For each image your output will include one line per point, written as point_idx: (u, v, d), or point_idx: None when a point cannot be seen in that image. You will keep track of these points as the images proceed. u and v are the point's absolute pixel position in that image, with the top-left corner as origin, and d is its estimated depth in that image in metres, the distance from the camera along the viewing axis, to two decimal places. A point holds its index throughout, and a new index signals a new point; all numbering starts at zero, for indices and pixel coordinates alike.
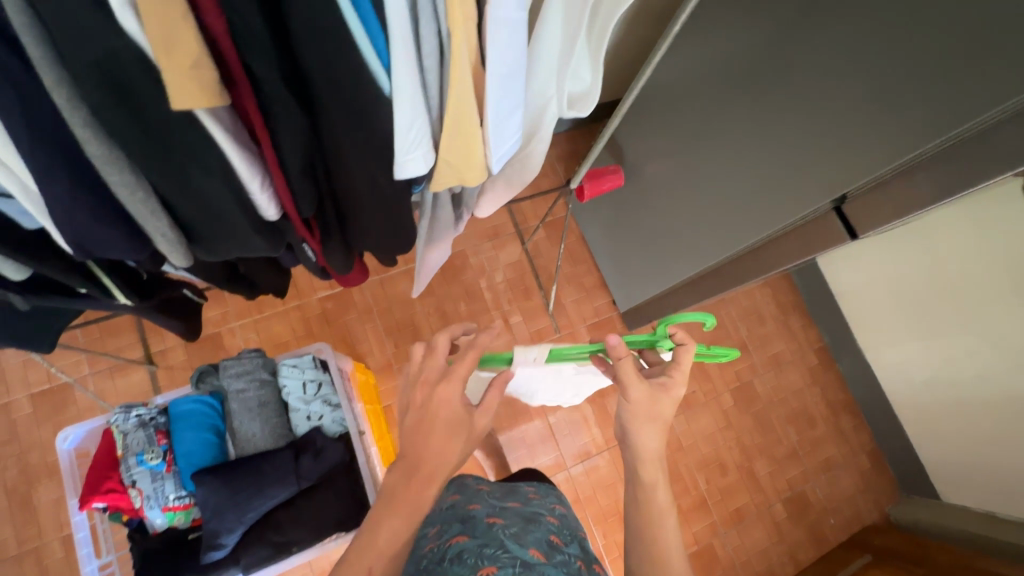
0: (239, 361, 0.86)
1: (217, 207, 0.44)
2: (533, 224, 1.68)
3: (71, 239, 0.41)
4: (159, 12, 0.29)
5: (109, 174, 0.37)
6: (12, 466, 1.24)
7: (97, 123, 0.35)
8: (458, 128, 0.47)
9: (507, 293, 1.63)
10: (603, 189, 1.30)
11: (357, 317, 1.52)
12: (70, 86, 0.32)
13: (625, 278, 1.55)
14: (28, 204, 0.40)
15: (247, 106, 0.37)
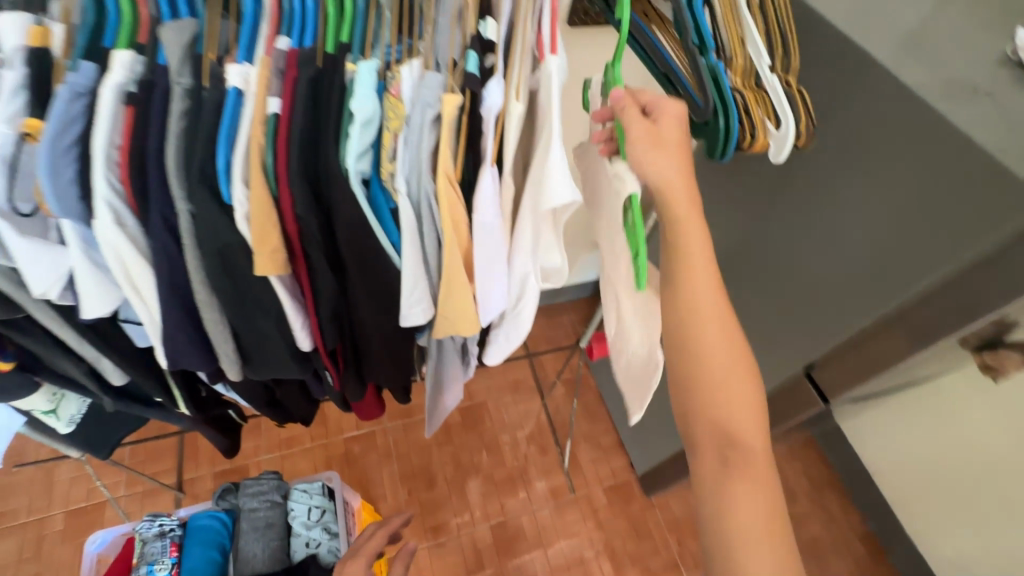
0: (258, 481, 1.01)
1: (270, 339, 0.61)
2: (552, 379, 1.79)
3: (168, 354, 0.57)
4: (259, 222, 0.50)
5: (206, 311, 0.55)
6: None
7: (208, 282, 0.53)
8: (455, 295, 0.63)
9: (524, 446, 1.67)
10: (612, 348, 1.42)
11: (376, 459, 1.59)
12: (202, 260, 0.52)
13: (641, 439, 1.58)
14: (150, 333, 0.57)
15: (301, 273, 0.56)
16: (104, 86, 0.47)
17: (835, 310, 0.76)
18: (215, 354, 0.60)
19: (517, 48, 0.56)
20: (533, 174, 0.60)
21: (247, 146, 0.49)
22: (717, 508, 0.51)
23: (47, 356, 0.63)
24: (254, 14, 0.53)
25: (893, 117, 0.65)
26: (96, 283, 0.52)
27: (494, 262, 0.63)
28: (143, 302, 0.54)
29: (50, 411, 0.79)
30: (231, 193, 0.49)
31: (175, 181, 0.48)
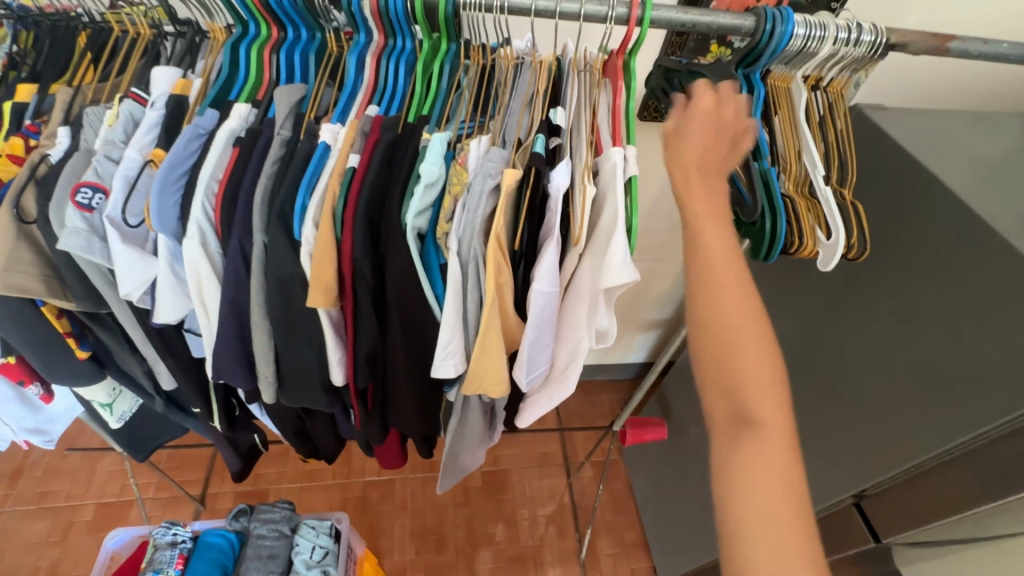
0: (272, 509, 1.09)
1: (308, 369, 0.64)
2: (581, 458, 1.72)
3: (216, 368, 0.62)
4: (319, 258, 0.54)
5: (256, 334, 0.60)
6: (43, 568, 1.33)
7: (264, 307, 0.58)
8: (493, 355, 0.63)
9: (540, 529, 1.58)
10: (646, 437, 1.37)
11: (390, 509, 1.57)
12: (263, 286, 0.57)
13: (669, 543, 1.46)
14: (206, 346, 0.63)
15: (349, 311, 0.60)
16: (220, 132, 0.56)
17: (887, 436, 0.70)
18: (255, 375, 0.64)
19: (580, 137, 0.61)
20: (591, 246, 0.62)
21: (324, 192, 0.55)
22: (731, 494, 0.40)
23: (119, 350, 0.70)
24: (354, 85, 0.61)
25: (958, 243, 0.63)
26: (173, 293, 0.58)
27: (539, 329, 0.63)
28: (206, 316, 0.60)
29: (106, 405, 0.85)
30: (301, 231, 0.55)
31: (258, 217, 0.55)
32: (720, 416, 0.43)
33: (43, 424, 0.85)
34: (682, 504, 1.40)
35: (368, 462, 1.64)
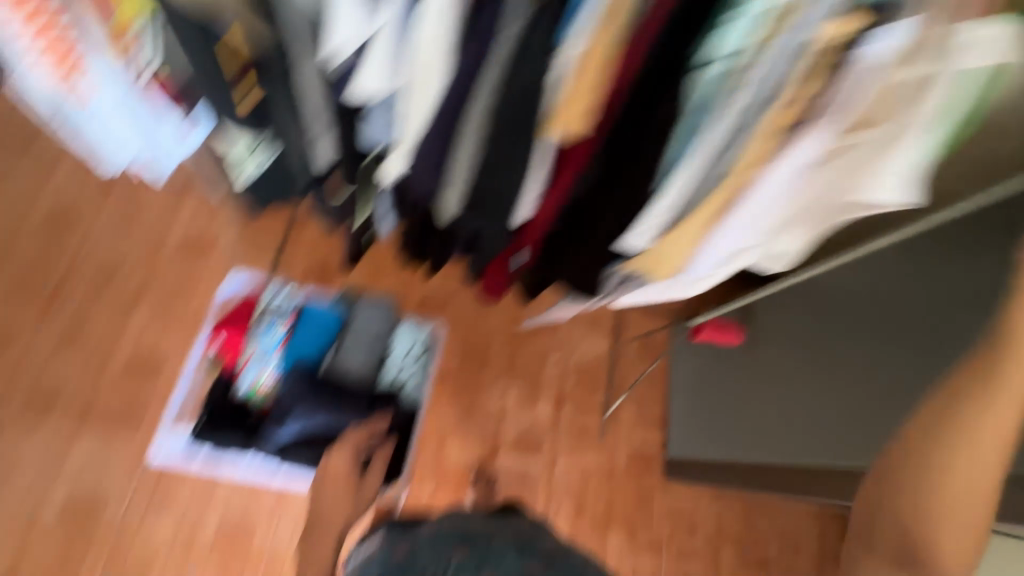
0: (365, 308, 1.52)
1: (500, 181, 0.83)
2: (631, 334, 1.83)
3: (410, 162, 0.88)
4: (569, 104, 0.72)
5: (489, 172, 0.83)
6: (135, 275, 1.62)
7: (485, 110, 0.75)
8: (675, 228, 0.86)
9: (574, 377, 1.77)
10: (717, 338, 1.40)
11: (449, 319, 1.73)
12: (481, 110, 0.76)
13: (696, 428, 1.65)
14: (396, 152, 0.87)
15: (569, 177, 0.84)
16: None
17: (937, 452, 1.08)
18: (444, 164, 0.85)
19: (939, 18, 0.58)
20: (874, 137, 0.71)
21: (701, 74, 0.66)
22: None
23: (308, 116, 0.83)
24: None
25: None
26: (422, 120, 0.80)
27: (732, 233, 0.87)
28: (410, 125, 0.81)
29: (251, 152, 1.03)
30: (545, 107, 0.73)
31: (550, 104, 0.73)
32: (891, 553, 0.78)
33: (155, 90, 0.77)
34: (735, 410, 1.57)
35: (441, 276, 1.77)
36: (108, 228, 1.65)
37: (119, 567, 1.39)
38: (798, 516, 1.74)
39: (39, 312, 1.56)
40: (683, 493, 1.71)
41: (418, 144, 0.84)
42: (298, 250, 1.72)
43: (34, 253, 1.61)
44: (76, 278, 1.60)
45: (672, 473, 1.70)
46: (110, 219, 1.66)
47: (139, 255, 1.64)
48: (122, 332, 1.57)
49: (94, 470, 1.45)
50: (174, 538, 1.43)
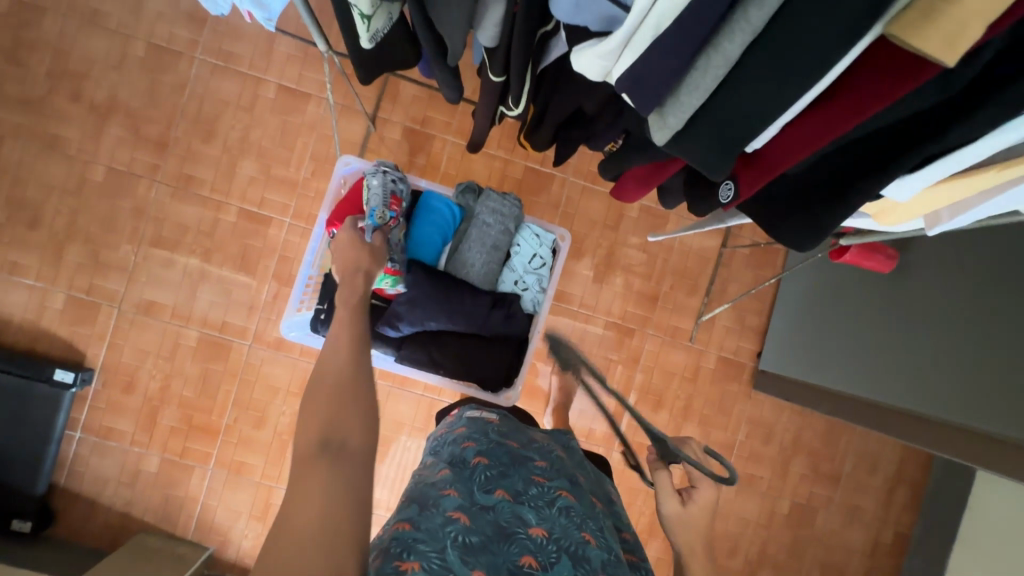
0: (500, 202, 1.17)
1: (748, 125, 0.53)
2: (744, 238, 1.67)
3: (631, 72, 0.54)
4: (935, 19, 0.42)
5: (766, 98, 0.50)
6: (235, 130, 1.59)
7: (771, 22, 0.46)
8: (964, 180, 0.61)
9: (674, 277, 1.67)
10: (861, 263, 1.25)
11: (550, 203, 1.64)
12: (767, 23, 0.46)
13: (789, 349, 1.57)
14: (608, 49, 0.55)
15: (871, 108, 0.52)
16: None
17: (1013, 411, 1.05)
18: (673, 92, 0.54)
19: None
20: None
21: None
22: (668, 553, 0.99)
23: None
24: None
25: None
26: (673, 10, 0.49)
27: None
28: (654, 24, 0.50)
29: (364, 17, 0.67)
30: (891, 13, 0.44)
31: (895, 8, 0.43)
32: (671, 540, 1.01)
33: None
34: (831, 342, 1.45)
35: (544, 154, 1.64)
36: (204, 75, 1.57)
37: (249, 397, 1.60)
38: (881, 441, 1.72)
39: (149, 158, 1.57)
40: (765, 404, 1.70)
41: (646, 53, 0.52)
42: (395, 111, 1.60)
43: (134, 93, 1.56)
44: (179, 125, 1.58)
45: (758, 384, 1.68)
46: (204, 62, 1.57)
47: (237, 104, 1.58)
48: (229, 186, 1.59)
49: (219, 313, 1.59)
50: (293, 379, 1.61)
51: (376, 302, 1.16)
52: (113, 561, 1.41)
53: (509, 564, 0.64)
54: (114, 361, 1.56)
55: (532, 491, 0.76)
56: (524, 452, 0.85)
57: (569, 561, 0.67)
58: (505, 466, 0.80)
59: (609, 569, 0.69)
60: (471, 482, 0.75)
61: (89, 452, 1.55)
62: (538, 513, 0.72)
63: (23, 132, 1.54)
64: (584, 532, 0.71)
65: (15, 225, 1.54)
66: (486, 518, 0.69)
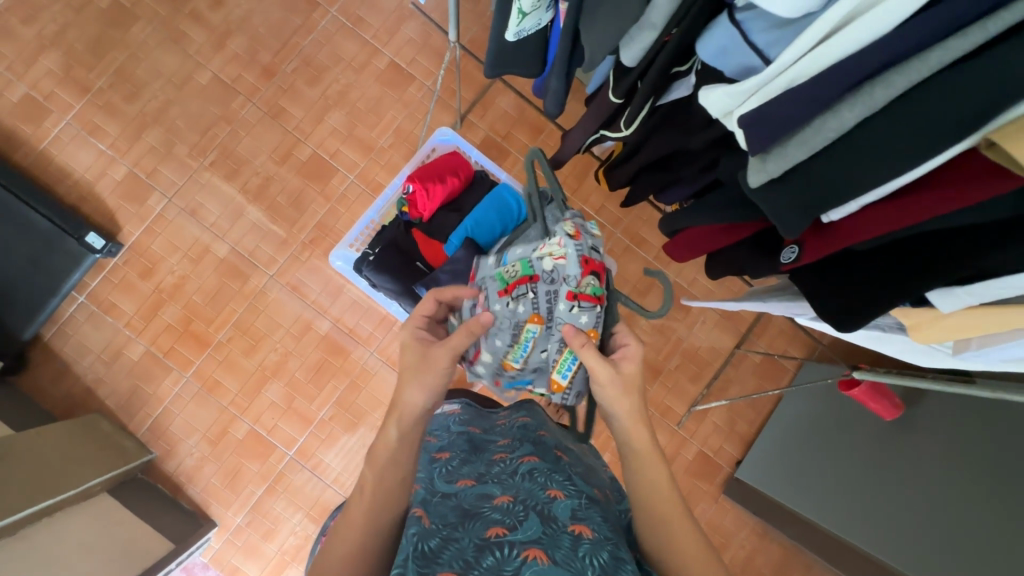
0: None
1: (837, 187, 0.57)
2: (759, 346, 1.70)
3: (750, 115, 0.60)
4: None
5: (858, 172, 0.56)
6: (339, 84, 1.70)
7: (889, 104, 0.53)
8: (1007, 311, 0.61)
9: (681, 358, 1.70)
10: (867, 402, 1.32)
11: None
12: (888, 102, 0.53)
13: (768, 461, 1.60)
14: (738, 91, 0.63)
15: (934, 212, 0.56)
16: None
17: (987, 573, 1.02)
18: (782, 141, 0.59)
19: None
20: None
21: None
22: (610, 396, 0.82)
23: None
24: None
25: None
26: (811, 70, 0.56)
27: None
28: (789, 77, 0.57)
29: (522, 14, 0.78)
30: (996, 122, 0.49)
31: (995, 123, 0.49)
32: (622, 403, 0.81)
33: None
34: (813, 471, 1.47)
35: (602, 203, 1.71)
36: (331, 29, 1.70)
37: (249, 323, 1.62)
38: None
39: (253, 81, 1.68)
40: (729, 515, 1.68)
41: (771, 100, 0.59)
42: (484, 118, 1.70)
43: (265, 22, 1.69)
44: (291, 63, 1.69)
45: (728, 491, 1.67)
46: (336, 19, 1.70)
47: (349, 63, 1.70)
48: (312, 130, 1.68)
49: (254, 238, 1.64)
50: (295, 322, 1.63)
51: (418, 263, 1.18)
52: (61, 428, 1.40)
53: (476, 537, 0.59)
54: (143, 244, 1.61)
55: (494, 470, 0.77)
56: (486, 440, 0.89)
57: (536, 517, 0.63)
58: (465, 457, 0.82)
59: (581, 514, 0.66)
60: (432, 478, 0.76)
61: (84, 319, 1.58)
62: (502, 485, 0.71)
63: (156, 20, 1.66)
64: (550, 491, 0.69)
65: (113, 94, 1.63)
66: (449, 506, 0.67)
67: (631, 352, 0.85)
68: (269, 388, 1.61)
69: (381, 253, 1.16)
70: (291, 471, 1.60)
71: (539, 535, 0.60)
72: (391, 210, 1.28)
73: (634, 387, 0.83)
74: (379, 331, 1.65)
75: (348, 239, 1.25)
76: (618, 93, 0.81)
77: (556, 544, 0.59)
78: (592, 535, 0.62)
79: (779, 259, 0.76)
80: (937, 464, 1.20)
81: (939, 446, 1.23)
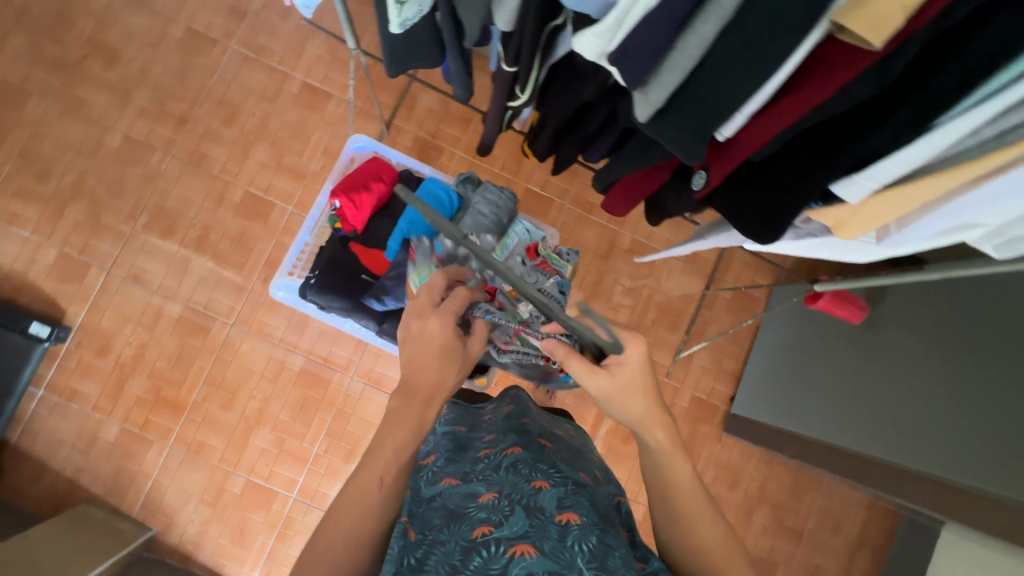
0: (498, 193, 1.16)
1: (716, 104, 0.59)
2: (727, 282, 1.73)
3: (619, 51, 0.59)
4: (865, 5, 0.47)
5: (729, 86, 0.58)
6: (256, 117, 1.65)
7: (739, 10, 0.53)
8: (905, 189, 0.65)
9: (656, 311, 1.72)
10: (835, 310, 1.37)
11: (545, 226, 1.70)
12: (737, 9, 0.53)
13: (759, 392, 1.64)
14: (603, 27, 0.61)
15: (805, 106, 0.59)
16: None
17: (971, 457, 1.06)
18: (654, 71, 0.60)
19: None
20: None
21: None
22: (624, 400, 0.74)
23: None
24: None
25: None
26: None
27: (979, 202, 0.62)
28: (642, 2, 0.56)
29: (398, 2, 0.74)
30: (835, 5, 0.48)
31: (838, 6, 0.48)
32: (634, 409, 0.74)
33: None
34: (802, 390, 1.51)
35: (546, 178, 1.71)
36: (234, 62, 1.65)
37: (221, 376, 1.58)
38: (845, 505, 1.72)
39: (166, 133, 1.63)
40: (734, 450, 1.71)
41: (634, 29, 0.57)
42: (410, 119, 1.68)
43: (166, 71, 1.64)
44: (201, 106, 1.64)
45: (728, 426, 1.70)
46: (237, 51, 1.65)
47: (261, 94, 1.66)
48: (239, 170, 1.64)
49: (206, 290, 1.60)
50: (267, 365, 1.60)
51: (364, 275, 1.16)
52: (49, 526, 1.35)
53: (462, 539, 0.58)
54: (92, 323, 1.56)
55: (478, 466, 0.75)
56: (470, 438, 0.87)
57: (523, 511, 0.62)
58: (450, 457, 0.80)
59: (568, 501, 0.65)
60: (418, 485, 0.74)
61: (48, 411, 1.52)
62: (487, 482, 0.69)
63: (50, 92, 1.59)
64: (535, 481, 0.68)
65: (23, 177, 1.57)
66: (435, 511, 0.65)
67: (627, 356, 0.73)
68: (257, 436, 1.58)
69: (322, 274, 1.13)
70: (298, 512, 1.57)
71: (525, 529, 0.59)
72: (325, 229, 1.26)
73: (641, 388, 0.74)
74: (355, 354, 1.63)
75: (287, 267, 1.23)
76: (511, 62, 0.79)
77: (544, 535, 0.58)
78: (580, 521, 0.61)
79: (692, 186, 0.79)
80: (918, 360, 1.24)
81: (918, 343, 1.26)
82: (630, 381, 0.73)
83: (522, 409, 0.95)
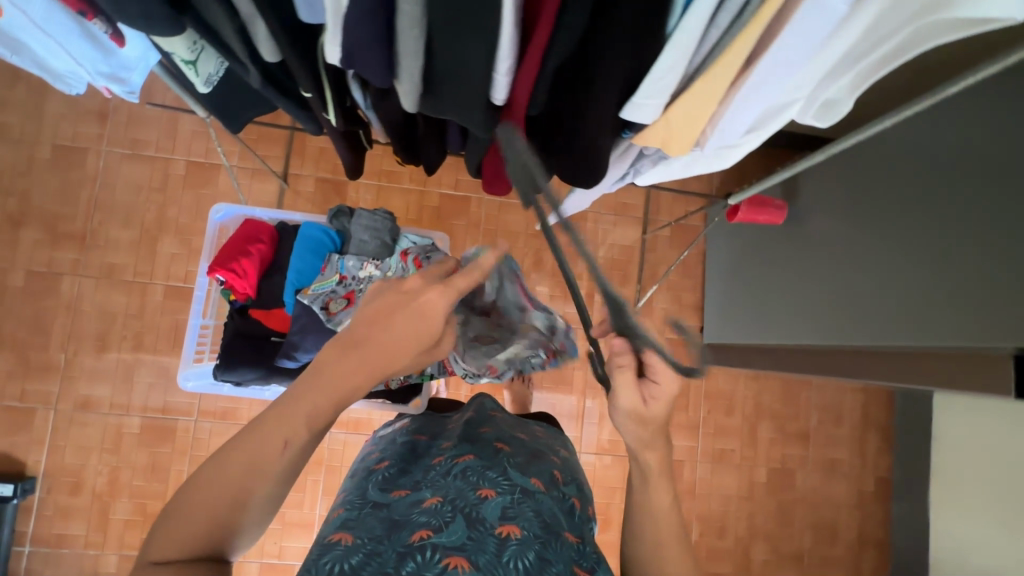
0: (373, 217, 1.14)
1: (463, 71, 0.63)
2: (662, 220, 1.73)
3: (347, 50, 0.63)
4: None
5: (466, 51, 0.61)
6: (152, 211, 1.61)
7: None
8: (688, 95, 0.67)
9: (604, 270, 1.71)
10: (757, 217, 1.42)
11: (469, 224, 1.68)
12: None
13: (724, 315, 1.64)
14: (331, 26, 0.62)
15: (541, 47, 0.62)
16: None
17: (906, 320, 1.05)
18: (394, 62, 0.64)
19: None
20: None
21: None
22: (640, 424, 0.72)
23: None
24: None
25: None
26: None
27: (754, 88, 0.65)
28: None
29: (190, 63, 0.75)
30: None
31: None
32: (641, 432, 0.73)
33: (120, 72, 0.85)
34: (757, 301, 1.52)
35: (456, 177, 1.69)
36: (112, 164, 1.61)
37: None
38: (840, 393, 1.75)
39: (68, 255, 1.58)
40: (720, 378, 1.72)
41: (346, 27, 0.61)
42: (305, 164, 1.65)
43: (47, 194, 1.59)
44: (93, 217, 1.60)
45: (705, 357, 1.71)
46: (111, 152, 1.61)
47: (150, 187, 1.62)
48: (152, 268, 1.60)
49: (160, 395, 1.57)
50: None
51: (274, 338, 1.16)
52: None
53: (399, 546, 0.57)
54: (56, 465, 1.52)
55: (428, 474, 0.72)
56: (428, 444, 0.84)
57: (463, 521, 0.61)
58: (403, 465, 0.77)
59: (513, 511, 0.63)
60: (365, 489, 0.70)
61: (41, 565, 1.49)
62: (433, 488, 0.67)
63: None
64: (482, 490, 0.66)
65: None
66: (378, 518, 0.63)
67: (660, 391, 0.71)
68: None
69: (227, 350, 1.12)
70: None
71: (464, 541, 0.58)
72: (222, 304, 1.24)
73: (659, 422, 0.72)
74: None
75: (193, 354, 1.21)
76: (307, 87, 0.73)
77: (480, 549, 0.57)
78: (520, 533, 0.60)
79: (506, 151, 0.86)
80: (849, 244, 1.24)
81: (847, 220, 1.26)
82: (651, 406, 0.72)
83: (484, 416, 0.93)
